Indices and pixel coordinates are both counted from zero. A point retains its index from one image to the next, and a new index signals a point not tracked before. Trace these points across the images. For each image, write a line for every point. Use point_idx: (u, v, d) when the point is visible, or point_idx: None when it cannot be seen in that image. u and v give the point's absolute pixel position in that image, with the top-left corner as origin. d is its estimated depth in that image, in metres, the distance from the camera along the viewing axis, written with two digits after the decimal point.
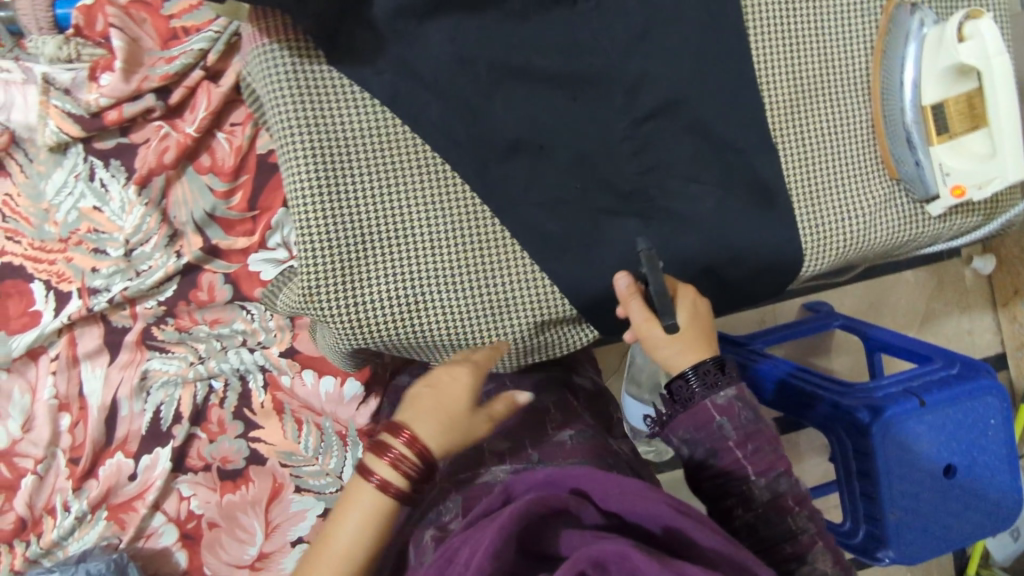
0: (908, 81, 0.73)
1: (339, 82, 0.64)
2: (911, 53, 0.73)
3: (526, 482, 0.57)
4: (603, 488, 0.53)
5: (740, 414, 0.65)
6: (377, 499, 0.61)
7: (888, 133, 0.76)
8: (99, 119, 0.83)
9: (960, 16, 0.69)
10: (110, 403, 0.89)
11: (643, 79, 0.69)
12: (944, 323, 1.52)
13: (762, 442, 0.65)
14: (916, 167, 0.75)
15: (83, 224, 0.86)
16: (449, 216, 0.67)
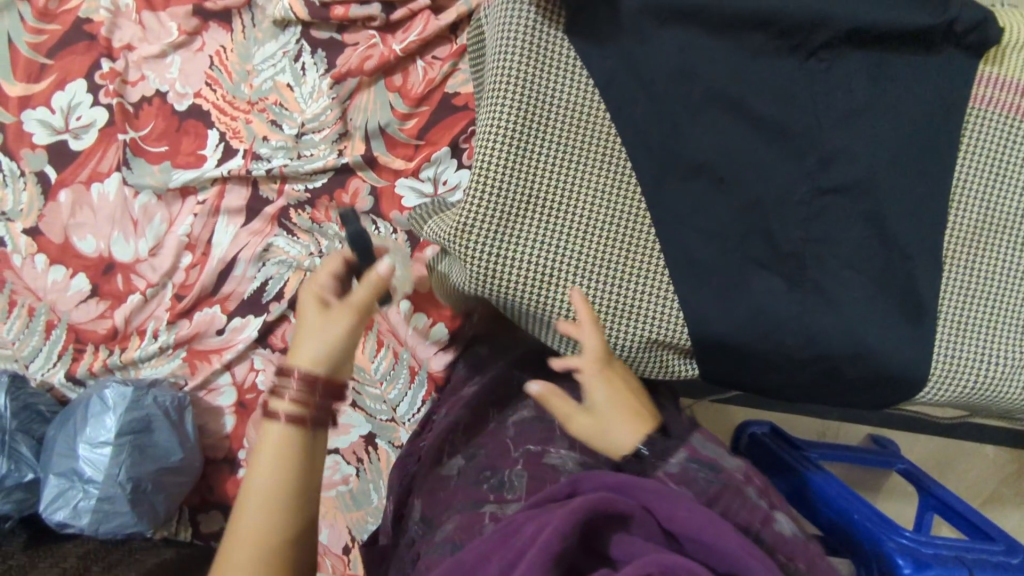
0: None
1: (566, 50, 0.67)
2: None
3: (594, 481, 0.60)
4: (668, 507, 0.55)
5: (699, 481, 0.65)
6: (284, 427, 0.61)
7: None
8: (325, 11, 0.90)
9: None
10: (230, 259, 0.95)
11: (840, 153, 0.69)
12: (1010, 514, 1.42)
13: (728, 497, 0.63)
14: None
15: (272, 95, 0.93)
16: (611, 209, 0.69)
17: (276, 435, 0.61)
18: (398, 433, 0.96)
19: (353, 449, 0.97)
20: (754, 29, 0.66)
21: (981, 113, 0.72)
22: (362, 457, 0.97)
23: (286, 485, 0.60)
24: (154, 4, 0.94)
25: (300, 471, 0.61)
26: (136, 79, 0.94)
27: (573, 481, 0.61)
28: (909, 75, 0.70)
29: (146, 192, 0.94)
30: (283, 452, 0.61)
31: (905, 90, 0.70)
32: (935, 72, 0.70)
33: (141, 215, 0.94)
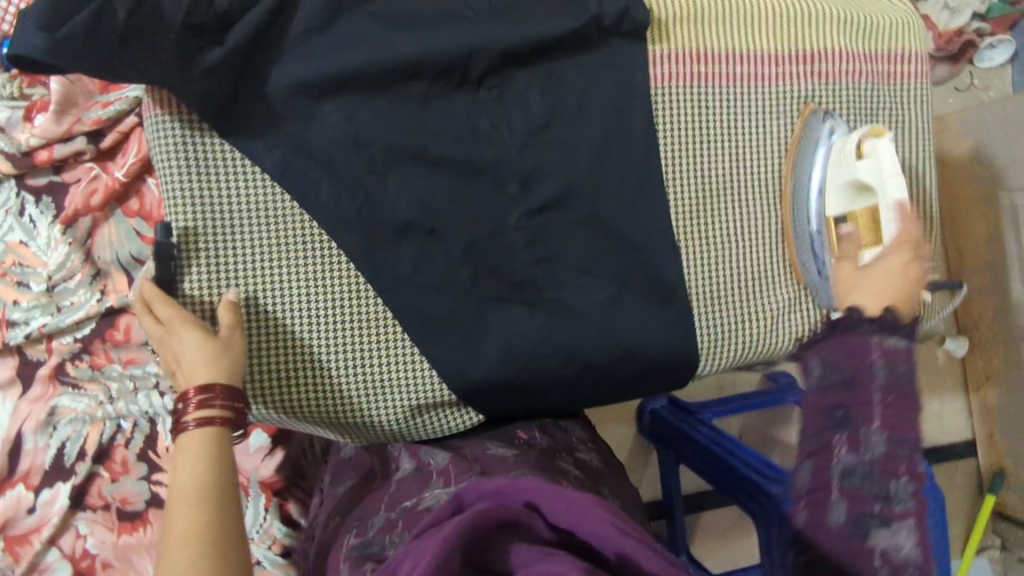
0: (816, 183, 0.74)
1: (227, 155, 0.65)
2: (821, 156, 0.74)
3: (477, 491, 0.51)
4: (552, 500, 0.49)
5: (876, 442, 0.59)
6: (199, 433, 0.56)
7: (797, 238, 0.76)
8: (29, 158, 0.85)
9: (863, 133, 0.70)
10: (16, 435, 0.90)
11: (539, 169, 0.70)
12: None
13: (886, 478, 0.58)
14: (820, 276, 0.75)
15: (9, 257, 0.88)
16: (332, 295, 0.67)
17: (194, 441, 0.56)
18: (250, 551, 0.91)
19: None
20: (409, 79, 0.67)
21: (662, 92, 0.73)
22: None
23: (203, 508, 0.53)
24: None
25: (207, 503, 0.53)
26: None
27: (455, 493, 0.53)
28: (581, 78, 0.71)
29: None
30: (194, 475, 0.53)
31: (581, 92, 0.71)
32: (605, 65, 0.71)
33: None
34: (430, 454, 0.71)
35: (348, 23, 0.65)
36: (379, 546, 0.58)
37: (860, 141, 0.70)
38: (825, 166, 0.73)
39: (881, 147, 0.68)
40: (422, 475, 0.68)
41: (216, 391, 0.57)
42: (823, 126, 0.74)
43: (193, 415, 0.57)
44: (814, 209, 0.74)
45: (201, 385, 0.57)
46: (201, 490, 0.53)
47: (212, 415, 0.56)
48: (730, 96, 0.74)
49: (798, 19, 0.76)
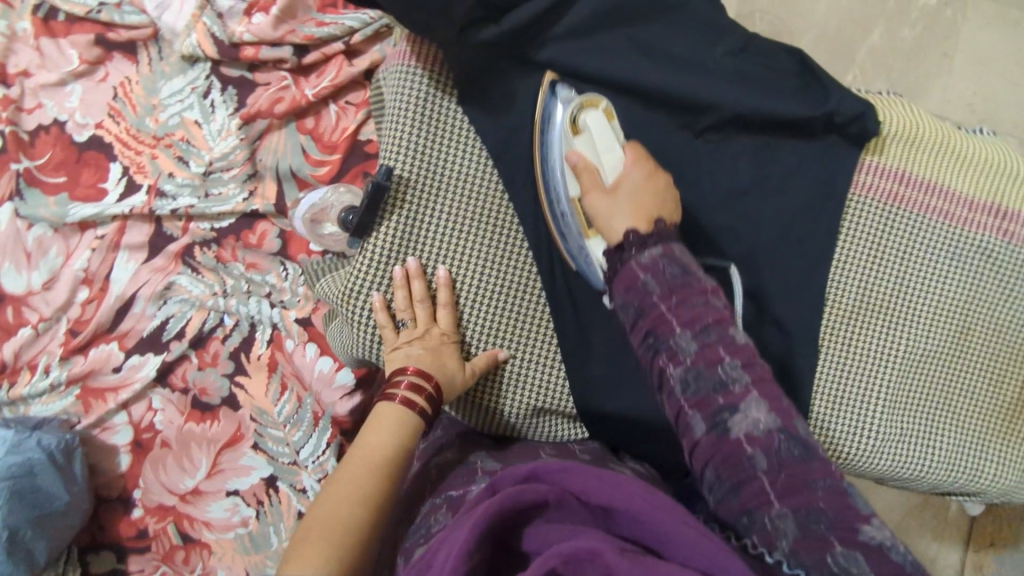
0: (555, 166, 0.67)
1: (459, 123, 0.68)
2: (553, 146, 0.67)
3: (510, 476, 0.53)
4: (583, 482, 0.49)
5: (667, 269, 0.57)
6: (398, 412, 0.63)
7: (547, 203, 0.68)
8: (235, 50, 0.88)
9: (574, 105, 0.66)
10: (129, 297, 0.93)
11: (724, 233, 0.72)
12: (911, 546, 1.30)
13: (692, 293, 0.56)
14: (585, 261, 0.67)
15: (179, 131, 0.91)
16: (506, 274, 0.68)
17: (390, 411, 0.63)
18: (300, 476, 0.94)
19: (254, 492, 0.94)
20: (640, 110, 0.70)
21: (860, 198, 0.75)
22: (262, 500, 0.94)
23: (373, 471, 0.59)
24: (54, 30, 0.91)
25: (380, 468, 0.59)
26: (33, 106, 0.91)
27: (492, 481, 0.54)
28: (793, 159, 0.73)
29: (41, 224, 0.91)
30: (381, 440, 0.61)
31: (789, 173, 0.73)
32: (820, 157, 0.73)
33: (34, 247, 0.91)
34: (480, 458, 0.68)
35: (607, 39, 0.69)
36: (426, 529, 0.60)
37: (574, 116, 0.66)
38: (556, 163, 0.67)
39: (593, 119, 0.65)
40: (468, 471, 0.66)
41: (428, 384, 0.64)
42: (557, 100, 0.67)
43: (401, 389, 0.63)
44: (557, 179, 0.67)
45: (420, 370, 0.64)
46: (383, 456, 0.60)
47: (413, 398, 0.63)
48: (918, 218, 0.76)
49: (999, 174, 0.78)
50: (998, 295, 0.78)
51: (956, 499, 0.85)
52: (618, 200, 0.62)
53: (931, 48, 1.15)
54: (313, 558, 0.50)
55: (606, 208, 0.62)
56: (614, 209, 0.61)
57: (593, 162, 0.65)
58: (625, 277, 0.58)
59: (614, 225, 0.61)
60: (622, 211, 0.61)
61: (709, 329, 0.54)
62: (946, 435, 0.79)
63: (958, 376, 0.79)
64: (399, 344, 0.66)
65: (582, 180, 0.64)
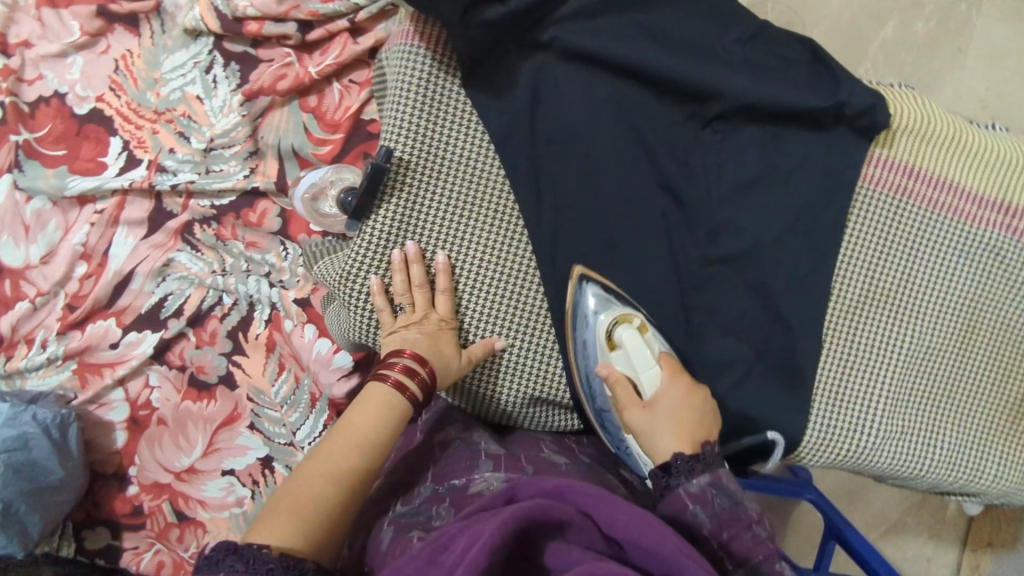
0: (590, 371, 0.69)
1: (462, 106, 0.67)
2: (591, 355, 0.69)
3: (532, 488, 0.52)
4: (608, 511, 0.48)
5: (715, 501, 0.55)
6: (388, 396, 0.62)
7: (586, 395, 0.70)
8: (239, 25, 0.87)
9: (610, 315, 0.67)
10: (128, 273, 0.92)
11: (730, 223, 0.71)
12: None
13: (742, 529, 0.54)
14: (625, 449, 0.68)
15: (181, 106, 0.90)
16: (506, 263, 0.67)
17: (383, 395, 0.62)
18: (297, 457, 0.93)
19: (249, 472, 0.93)
20: (648, 95, 0.69)
21: (867, 192, 0.73)
22: (257, 480, 0.93)
23: (355, 453, 0.59)
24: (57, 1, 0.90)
25: (362, 450, 0.59)
26: (33, 78, 0.90)
27: (513, 487, 0.53)
28: (803, 150, 0.71)
29: (39, 197, 0.90)
30: (369, 422, 0.61)
31: (799, 163, 0.71)
32: (830, 148, 0.72)
33: (33, 220, 0.91)
34: (484, 440, 0.69)
35: (615, 22, 0.67)
36: (425, 517, 0.59)
37: (610, 327, 0.67)
38: (588, 371, 0.69)
39: (628, 337, 0.67)
40: (471, 453, 0.66)
41: (422, 369, 0.63)
42: (590, 296, 0.68)
43: (394, 372, 0.63)
44: (596, 381, 0.69)
45: (416, 354, 0.63)
46: (370, 439, 0.60)
47: (405, 382, 0.62)
48: (925, 213, 0.74)
49: (1014, 169, 0.76)
50: (1003, 294, 0.77)
51: (955, 500, 0.83)
52: (654, 420, 0.62)
53: (945, 41, 1.13)
54: (274, 530, 0.52)
55: (643, 424, 0.63)
56: (654, 429, 0.62)
57: (629, 375, 0.66)
58: (671, 500, 0.57)
59: (656, 448, 0.62)
60: (663, 431, 0.62)
61: (755, 566, 0.53)
62: (947, 435, 0.78)
63: (960, 374, 0.78)
64: (396, 328, 0.65)
65: (617, 392, 0.65)
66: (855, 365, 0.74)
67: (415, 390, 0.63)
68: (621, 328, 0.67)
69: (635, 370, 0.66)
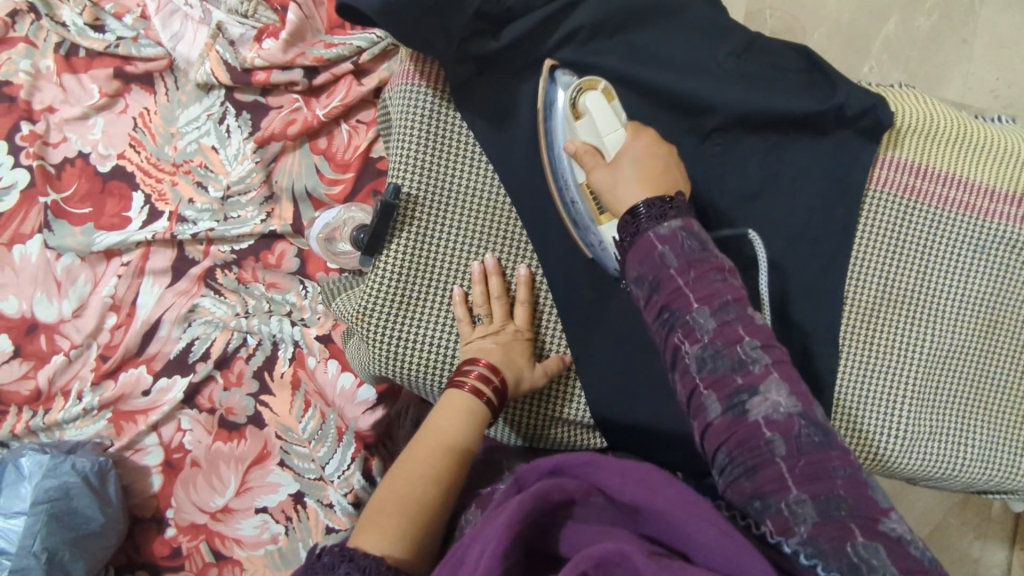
0: (560, 151, 0.66)
1: (465, 139, 0.68)
2: (560, 131, 0.65)
3: (536, 470, 0.54)
4: (605, 475, 0.50)
5: (685, 243, 0.55)
6: (467, 402, 0.62)
7: (558, 191, 0.67)
8: (248, 76, 0.90)
9: (573, 88, 0.64)
10: (155, 320, 0.95)
11: (737, 235, 0.71)
12: (955, 544, 1.31)
13: (708, 269, 0.54)
14: (601, 247, 0.66)
15: (197, 157, 0.93)
16: (525, 279, 0.69)
17: (459, 400, 0.62)
18: (327, 491, 0.95)
19: (281, 508, 0.95)
20: (644, 112, 0.70)
21: (877, 194, 0.73)
22: (290, 516, 0.95)
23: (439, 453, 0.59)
24: (75, 65, 0.94)
25: (449, 453, 0.59)
26: (58, 141, 0.94)
27: (517, 476, 0.55)
28: (803, 158, 0.72)
29: (68, 254, 0.94)
30: (451, 426, 0.60)
31: (801, 170, 0.72)
32: (832, 152, 0.72)
33: (64, 276, 0.94)
34: (506, 466, 0.69)
35: (606, 44, 0.68)
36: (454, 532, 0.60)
37: (574, 100, 0.64)
38: (561, 152, 0.66)
39: (594, 102, 0.63)
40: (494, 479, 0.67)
41: (496, 377, 0.63)
42: (557, 87, 0.66)
43: (471, 378, 0.63)
44: (568, 168, 0.66)
45: (490, 363, 0.64)
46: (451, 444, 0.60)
47: (482, 388, 0.63)
48: (937, 212, 0.74)
49: None
50: (1021, 286, 0.76)
51: (994, 497, 0.82)
52: (624, 172, 0.60)
53: (949, 35, 1.13)
54: (379, 535, 0.53)
55: (609, 185, 0.60)
56: (619, 181, 0.60)
57: (594, 144, 0.63)
58: (641, 246, 0.57)
59: (618, 198, 0.60)
60: (627, 183, 0.60)
61: (727, 303, 0.53)
62: (976, 432, 0.76)
63: (986, 370, 0.77)
64: (473, 338, 0.67)
65: (584, 163, 0.62)
66: (876, 370, 0.74)
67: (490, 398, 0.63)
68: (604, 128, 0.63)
69: (597, 135, 0.63)
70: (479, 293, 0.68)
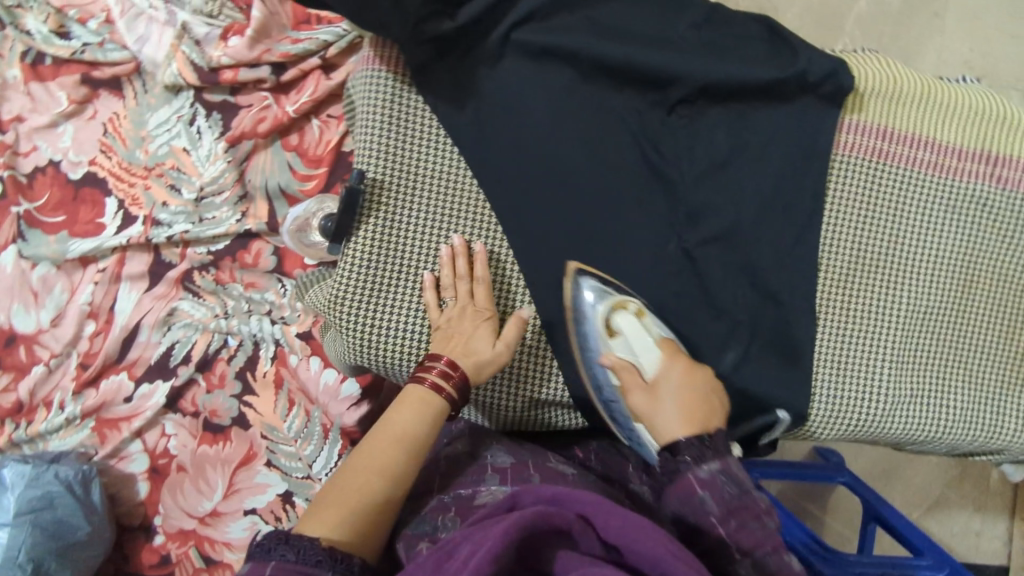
0: (595, 362, 0.70)
1: (428, 121, 0.69)
2: (588, 336, 0.70)
3: (532, 494, 0.53)
4: (606, 516, 0.50)
5: (724, 488, 0.56)
6: (426, 397, 0.64)
7: (591, 386, 0.71)
8: (215, 75, 0.90)
9: (606, 303, 0.69)
10: (134, 326, 0.95)
11: (707, 206, 0.72)
12: (953, 517, 1.31)
13: (749, 518, 0.55)
14: (636, 437, 0.69)
15: (169, 160, 0.93)
16: (483, 255, 0.68)
17: (416, 394, 0.64)
18: (316, 489, 0.95)
19: (271, 509, 0.94)
20: (609, 88, 0.70)
21: (844, 159, 0.73)
22: (280, 516, 0.94)
23: (396, 446, 0.61)
24: (42, 74, 0.93)
25: (399, 444, 0.61)
26: (28, 150, 0.94)
27: (513, 493, 0.55)
28: (770, 126, 0.72)
29: (43, 263, 0.93)
30: (409, 422, 0.62)
31: (768, 138, 0.72)
32: (798, 118, 0.72)
33: (40, 285, 0.94)
34: (491, 452, 0.70)
35: (567, 21, 0.68)
36: (432, 527, 0.61)
37: (607, 318, 0.69)
38: (591, 360, 0.70)
39: (626, 324, 0.68)
40: (478, 467, 0.68)
41: (456, 373, 0.64)
42: (586, 289, 0.69)
43: (432, 374, 0.64)
44: (600, 372, 0.70)
45: (450, 360, 0.64)
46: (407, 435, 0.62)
47: (442, 384, 0.64)
48: (906, 173, 0.74)
49: (990, 120, 0.76)
50: (993, 244, 0.77)
51: (980, 459, 0.82)
52: (665, 407, 0.64)
53: (920, 8, 1.14)
54: (324, 524, 0.55)
55: (648, 411, 0.65)
56: (661, 410, 0.64)
57: (632, 360, 0.68)
58: (680, 484, 0.58)
59: (659, 428, 0.64)
60: (670, 411, 0.63)
61: (767, 552, 0.53)
62: (957, 392, 0.76)
63: (963, 330, 0.77)
64: (443, 322, 0.67)
65: (622, 378, 0.67)
66: (854, 334, 0.74)
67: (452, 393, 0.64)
68: (640, 347, 0.68)
69: (637, 353, 0.68)
70: (449, 275, 0.68)
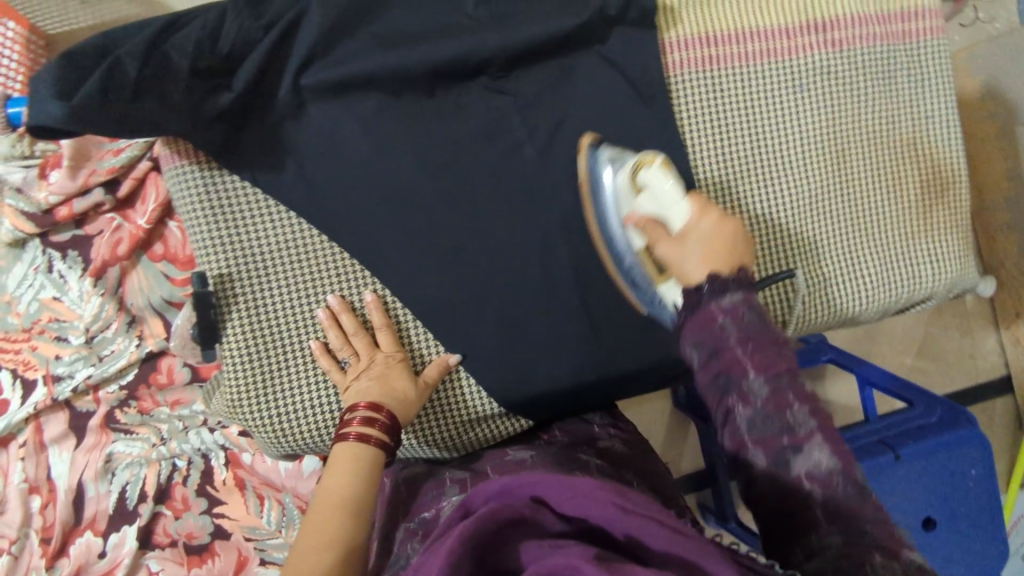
0: (617, 228, 0.66)
1: (253, 196, 0.65)
2: (609, 210, 0.66)
3: (482, 495, 0.49)
4: (555, 488, 0.46)
5: (747, 318, 0.54)
6: (353, 448, 0.60)
7: (612, 256, 0.68)
8: (51, 216, 0.86)
9: (626, 168, 0.63)
10: (77, 485, 0.91)
11: (566, 167, 0.69)
12: (945, 348, 1.32)
13: (771, 351, 0.53)
14: (657, 303, 0.66)
15: (44, 314, 0.89)
16: (373, 304, 0.66)
17: (345, 451, 0.60)
18: None
19: None
20: (422, 96, 0.67)
21: (680, 79, 0.71)
22: None
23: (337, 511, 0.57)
24: None
25: (346, 510, 0.57)
26: None
27: (465, 501, 0.51)
28: (592, 75, 0.70)
29: None
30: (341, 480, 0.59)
31: (598, 86, 0.70)
32: (618, 55, 0.70)
33: None
34: (449, 470, 0.69)
35: (355, 45, 0.65)
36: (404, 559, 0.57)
37: (631, 175, 0.63)
38: (616, 221, 0.66)
39: (651, 176, 0.61)
40: (439, 483, 0.67)
41: (381, 414, 0.62)
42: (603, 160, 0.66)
43: (353, 427, 0.61)
44: (622, 238, 0.66)
45: (370, 402, 0.62)
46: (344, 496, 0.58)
47: (367, 432, 0.61)
48: (746, 71, 0.72)
49: None
50: (855, 107, 0.75)
51: (915, 310, 0.81)
52: (689, 250, 0.58)
53: None
54: None
55: (673, 256, 0.59)
56: (686, 253, 0.58)
57: (657, 214, 0.61)
58: (700, 321, 0.55)
59: (686, 272, 0.58)
60: (694, 253, 0.58)
61: (782, 377, 0.52)
62: (872, 260, 0.75)
63: (856, 197, 0.75)
64: (349, 384, 0.64)
65: (646, 234, 0.62)
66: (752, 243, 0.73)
67: (385, 442, 0.62)
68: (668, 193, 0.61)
69: (659, 206, 0.61)
70: (335, 337, 0.66)
